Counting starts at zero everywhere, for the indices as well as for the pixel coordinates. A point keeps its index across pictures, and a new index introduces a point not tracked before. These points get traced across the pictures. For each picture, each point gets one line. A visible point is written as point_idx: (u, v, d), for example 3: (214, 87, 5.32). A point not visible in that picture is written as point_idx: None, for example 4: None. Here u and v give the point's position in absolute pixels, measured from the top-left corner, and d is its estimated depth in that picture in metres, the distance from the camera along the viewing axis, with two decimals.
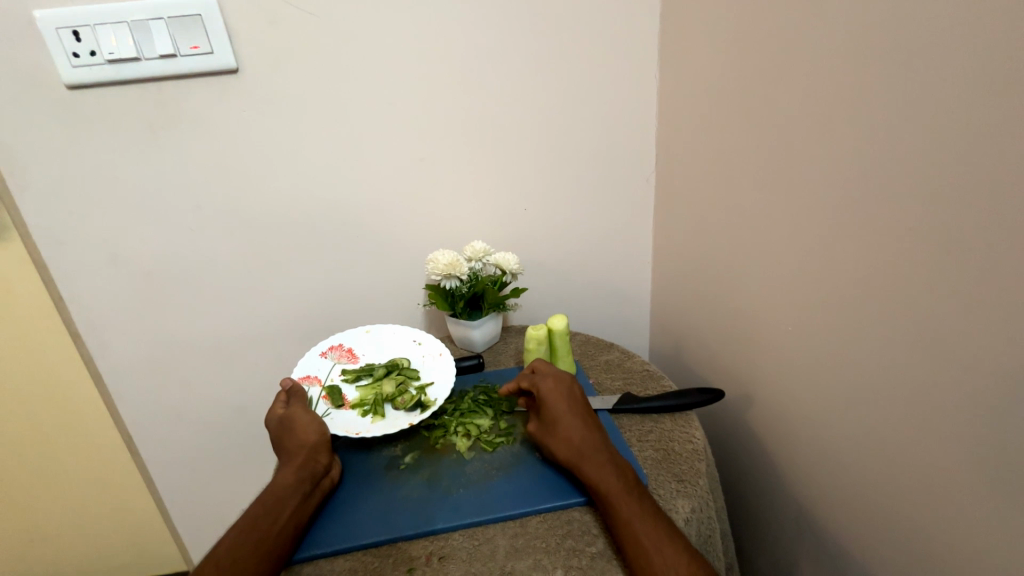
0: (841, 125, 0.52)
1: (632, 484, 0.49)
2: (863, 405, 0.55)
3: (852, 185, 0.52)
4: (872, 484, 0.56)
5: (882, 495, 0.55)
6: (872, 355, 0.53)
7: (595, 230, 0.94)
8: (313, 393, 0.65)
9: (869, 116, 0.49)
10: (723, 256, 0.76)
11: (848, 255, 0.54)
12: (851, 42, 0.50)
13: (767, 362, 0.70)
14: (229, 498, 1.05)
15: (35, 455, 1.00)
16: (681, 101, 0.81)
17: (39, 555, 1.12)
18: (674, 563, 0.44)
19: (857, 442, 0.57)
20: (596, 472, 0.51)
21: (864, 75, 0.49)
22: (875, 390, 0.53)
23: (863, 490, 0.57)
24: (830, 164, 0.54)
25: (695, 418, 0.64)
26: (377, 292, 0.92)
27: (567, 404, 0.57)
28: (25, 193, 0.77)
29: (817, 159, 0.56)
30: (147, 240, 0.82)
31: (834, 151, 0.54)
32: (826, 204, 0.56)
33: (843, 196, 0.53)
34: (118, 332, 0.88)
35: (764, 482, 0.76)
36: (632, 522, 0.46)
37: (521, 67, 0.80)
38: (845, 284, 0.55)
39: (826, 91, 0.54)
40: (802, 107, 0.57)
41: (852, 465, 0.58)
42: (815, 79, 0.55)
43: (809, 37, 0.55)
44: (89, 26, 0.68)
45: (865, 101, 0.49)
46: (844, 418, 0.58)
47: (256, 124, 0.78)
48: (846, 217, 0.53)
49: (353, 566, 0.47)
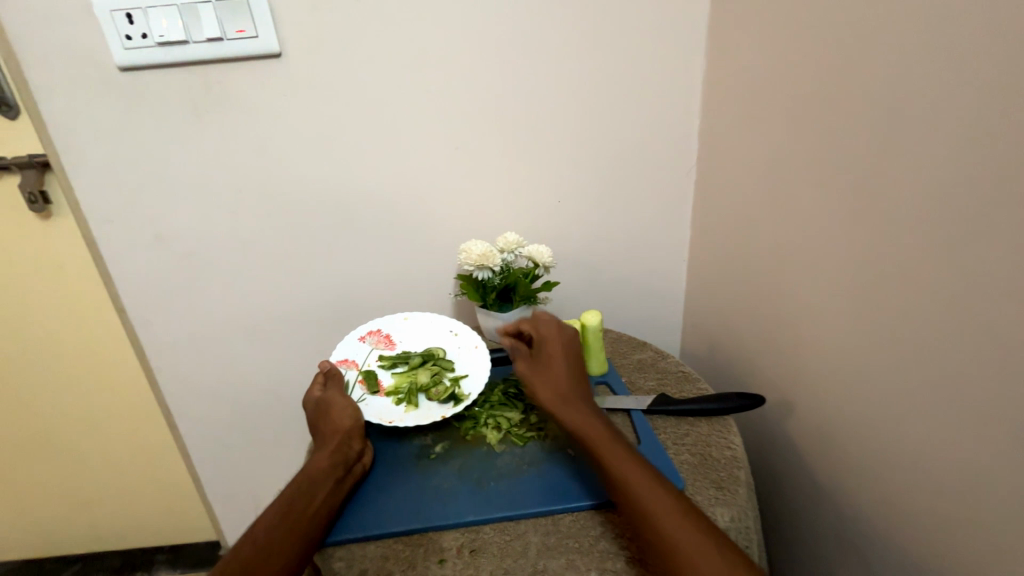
0: (909, 120, 0.48)
1: (601, 420, 0.54)
2: (917, 421, 0.52)
3: (918, 187, 0.48)
4: (923, 506, 0.53)
5: (933, 516, 0.52)
6: (930, 367, 0.50)
7: (631, 225, 0.91)
8: (349, 376, 0.66)
9: (943, 110, 0.45)
10: (765, 257, 0.73)
11: (908, 260, 0.50)
12: (924, 29, 0.46)
13: (811, 370, 0.66)
14: (258, 476, 1.08)
15: (85, 422, 1.06)
16: (727, 93, 0.77)
17: (84, 518, 1.18)
18: (641, 478, 0.47)
19: (907, 458, 0.54)
20: (574, 406, 0.55)
21: (939, 65, 0.45)
22: (932, 407, 0.50)
23: (911, 511, 0.54)
24: (894, 163, 0.51)
25: (733, 424, 0.62)
26: (409, 280, 0.92)
27: (561, 349, 0.63)
28: (79, 174, 0.80)
29: (878, 157, 0.52)
30: (191, 221, 0.85)
31: (897, 147, 0.50)
32: (885, 203, 0.52)
33: (905, 197, 0.50)
34: (160, 310, 0.91)
35: (800, 495, 0.73)
36: (603, 444, 0.51)
37: (560, 55, 0.78)
38: (903, 291, 0.51)
39: (893, 84, 0.50)
40: (863, 99, 0.53)
41: (900, 483, 0.55)
42: (879, 69, 0.51)
43: (877, 26, 0.51)
44: (141, 9, 0.70)
45: (941, 94, 0.45)
46: (894, 433, 0.55)
47: (297, 109, 0.78)
48: (908, 222, 0.50)
49: (384, 553, 0.47)
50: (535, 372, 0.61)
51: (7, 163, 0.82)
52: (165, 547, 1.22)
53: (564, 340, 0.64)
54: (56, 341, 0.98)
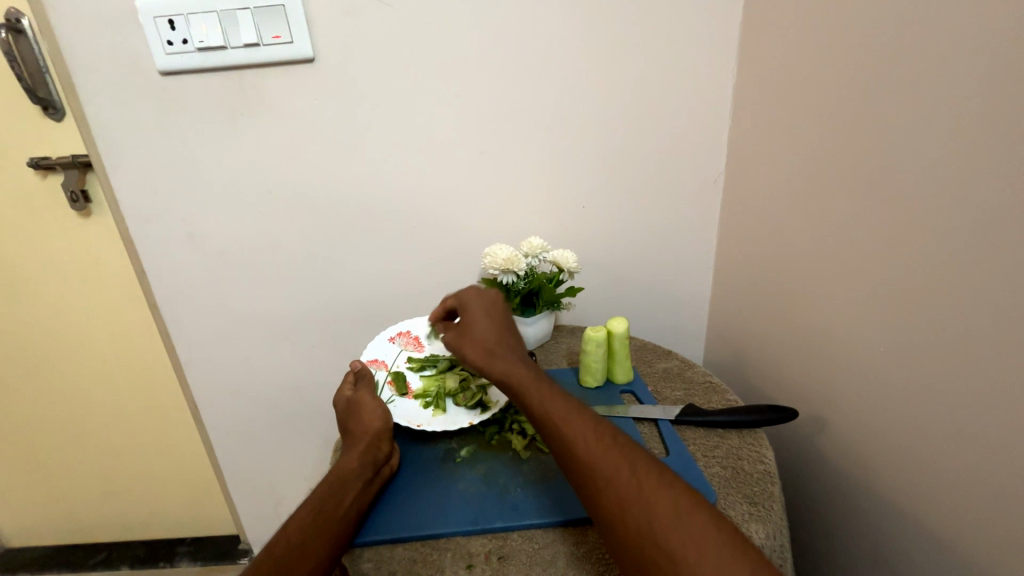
0: (957, 129, 0.47)
1: (532, 373, 0.52)
2: (961, 442, 0.50)
3: (968, 199, 0.46)
4: (967, 531, 0.50)
5: (977, 542, 0.49)
6: (978, 385, 0.47)
7: (656, 232, 0.90)
8: (379, 377, 0.67)
9: (995, 119, 0.44)
10: (796, 266, 0.71)
11: (955, 272, 0.48)
12: (976, 35, 0.44)
13: (844, 385, 0.64)
14: (279, 473, 1.09)
15: (115, 413, 1.09)
16: (758, 100, 0.76)
17: (112, 507, 1.22)
18: (581, 427, 0.46)
19: (950, 480, 0.51)
20: (504, 362, 0.53)
21: (993, 72, 0.43)
22: (979, 428, 0.48)
23: (953, 536, 0.52)
24: (938, 174, 0.49)
25: (765, 439, 0.60)
26: (433, 283, 0.92)
27: (484, 307, 0.60)
28: (118, 174, 0.83)
29: (921, 166, 0.50)
30: (223, 221, 0.87)
31: (944, 155, 0.48)
32: (928, 214, 0.50)
33: (953, 207, 0.48)
34: (190, 307, 0.93)
35: (831, 513, 0.70)
36: (540, 396, 0.49)
37: (588, 60, 0.78)
38: (949, 305, 0.49)
39: (939, 91, 0.48)
40: (905, 107, 0.52)
41: (940, 507, 0.53)
42: (923, 76, 0.49)
43: (922, 32, 0.49)
44: (182, 16, 0.72)
45: (996, 102, 0.43)
46: (935, 452, 0.53)
47: (329, 113, 0.80)
48: (956, 235, 0.48)
49: (412, 556, 0.47)
50: (460, 333, 0.58)
51: (53, 163, 0.86)
52: (187, 539, 1.24)
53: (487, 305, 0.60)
54: (92, 335, 1.01)
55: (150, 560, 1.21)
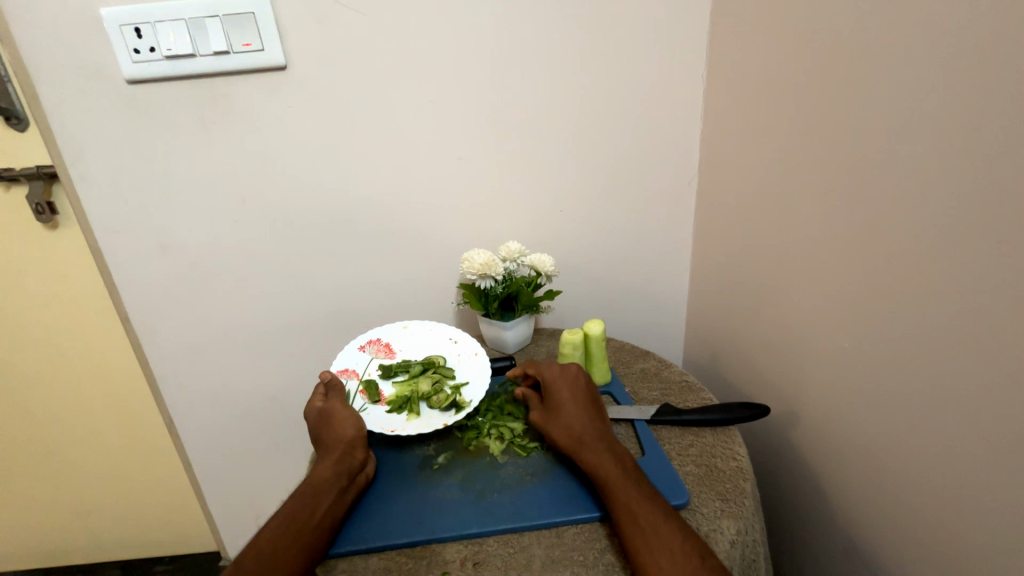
0: (916, 129, 0.49)
1: (625, 471, 0.51)
2: (928, 430, 0.52)
3: (928, 196, 0.49)
4: (936, 516, 0.52)
5: (945, 525, 0.51)
6: (943, 374, 0.49)
7: (632, 234, 0.91)
8: (350, 386, 0.66)
9: (950, 120, 0.46)
10: (770, 265, 0.73)
11: (915, 267, 0.51)
12: (931, 41, 0.47)
13: (816, 379, 0.66)
14: (258, 486, 1.07)
15: (85, 430, 1.06)
16: (730, 102, 0.77)
17: (82, 527, 1.17)
18: (670, 540, 0.44)
19: (917, 466, 0.53)
20: (594, 456, 0.52)
21: (948, 75, 0.46)
22: (944, 416, 0.50)
23: (922, 520, 0.54)
24: (899, 173, 0.51)
25: (739, 435, 0.61)
26: (410, 289, 0.92)
27: (573, 391, 0.60)
28: (84, 184, 0.81)
29: (883, 166, 0.53)
30: (193, 230, 0.85)
31: (901, 156, 0.51)
32: (890, 212, 0.52)
33: (913, 205, 0.50)
34: (161, 318, 0.91)
35: (807, 506, 0.72)
36: (632, 501, 0.48)
37: (560, 66, 0.79)
38: (911, 298, 0.51)
39: (898, 93, 0.50)
40: (867, 109, 0.54)
41: (910, 494, 0.55)
42: (882, 80, 0.52)
43: (881, 38, 0.51)
44: (150, 23, 0.71)
45: (951, 104, 0.46)
46: (902, 441, 0.55)
47: (300, 121, 0.79)
48: (918, 231, 0.50)
49: (387, 565, 0.47)
50: (551, 420, 0.58)
51: (16, 173, 0.83)
52: (165, 557, 1.21)
53: (577, 389, 0.60)
54: (61, 351, 0.98)
55: None
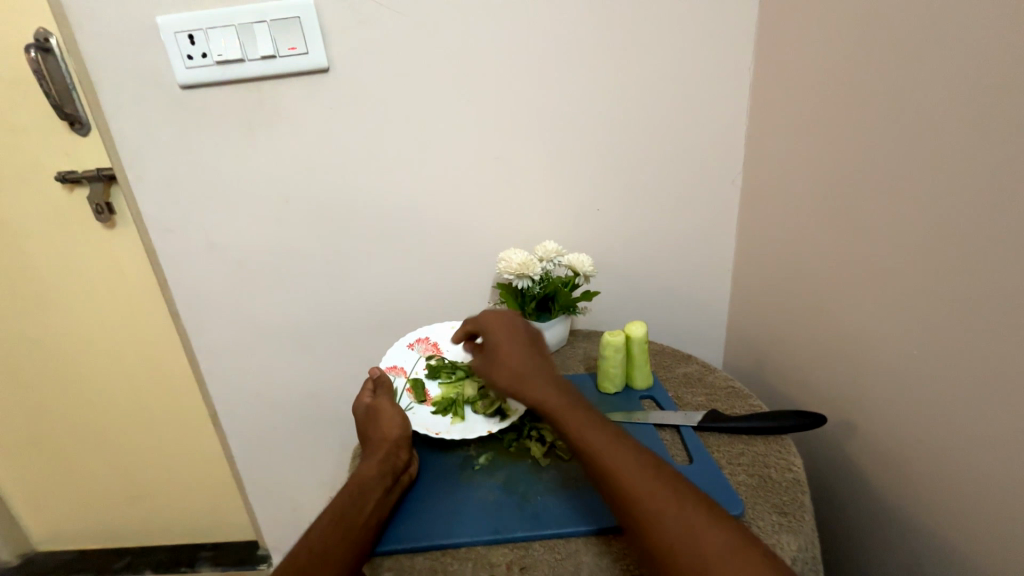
0: (987, 123, 0.46)
1: (572, 402, 0.52)
2: (999, 447, 0.48)
3: (999, 195, 0.45)
4: (1007, 539, 0.48)
5: (1017, 549, 0.48)
6: (1017, 387, 0.46)
7: (673, 234, 0.88)
8: (398, 384, 0.67)
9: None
10: (821, 267, 0.69)
11: (986, 271, 0.47)
12: (1005, 28, 0.43)
13: (872, 389, 0.62)
14: (297, 479, 1.09)
15: (137, 420, 1.11)
16: (777, 97, 0.74)
17: (133, 512, 1.23)
18: (627, 459, 0.46)
19: (986, 484, 0.50)
20: (536, 391, 0.53)
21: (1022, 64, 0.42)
22: (1017, 432, 0.46)
23: (991, 544, 0.50)
24: (967, 170, 0.48)
25: (792, 445, 0.58)
26: (447, 288, 0.92)
27: (509, 329, 0.60)
28: (140, 186, 0.84)
29: (948, 163, 0.49)
30: (241, 230, 0.88)
31: (970, 151, 0.47)
32: (958, 211, 0.49)
33: (984, 204, 0.46)
34: (208, 315, 0.94)
35: (860, 523, 0.68)
36: (581, 427, 0.49)
37: (601, 62, 0.77)
38: (982, 305, 0.48)
39: (967, 85, 0.47)
40: (929, 103, 0.51)
41: (977, 513, 0.51)
42: (949, 70, 0.48)
43: (948, 27, 0.48)
44: (201, 30, 0.74)
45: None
46: (970, 457, 0.51)
47: (342, 121, 0.80)
48: (989, 233, 0.46)
49: (432, 566, 0.47)
50: (490, 361, 0.58)
51: (79, 176, 0.88)
52: (207, 544, 1.25)
53: (510, 325, 0.61)
54: (117, 344, 1.03)
55: (172, 565, 1.22)
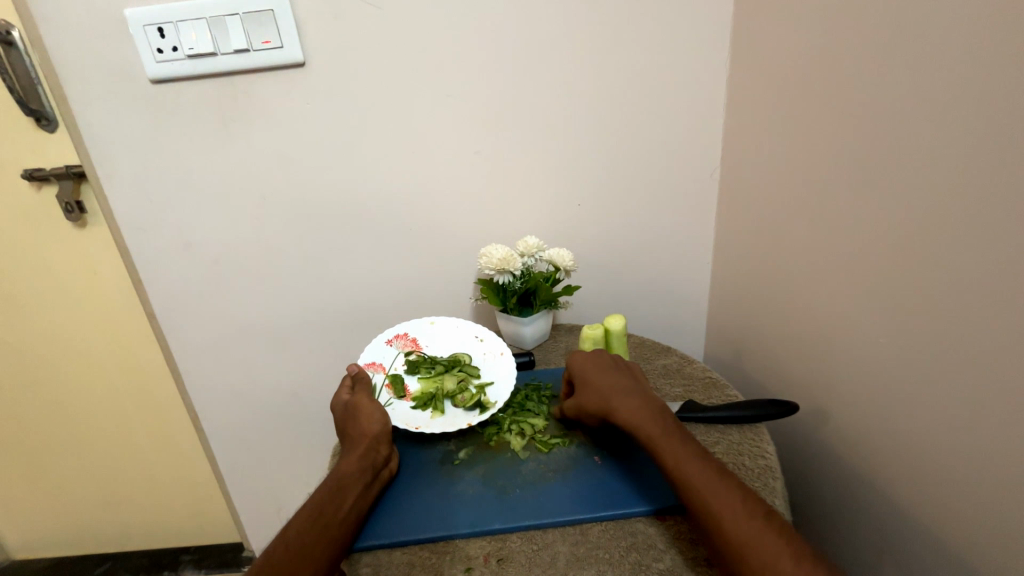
0: (952, 118, 0.47)
1: (657, 416, 0.53)
2: (961, 428, 0.50)
3: (964, 188, 0.47)
4: (969, 516, 0.51)
5: (977, 525, 0.50)
6: (979, 371, 0.48)
7: (652, 228, 0.89)
8: (376, 380, 0.66)
9: (988, 108, 0.44)
10: (797, 259, 0.70)
11: (951, 260, 0.49)
12: (971, 27, 0.45)
13: (844, 377, 0.64)
14: (280, 479, 1.09)
15: (113, 422, 1.09)
16: (755, 92, 0.75)
17: (111, 517, 1.21)
18: (703, 470, 0.46)
19: (949, 465, 0.52)
20: (623, 405, 0.55)
21: (986, 60, 0.44)
22: (979, 414, 0.48)
23: (954, 521, 0.52)
24: (933, 164, 0.49)
25: (766, 433, 0.60)
26: (428, 284, 0.92)
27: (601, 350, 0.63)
28: (110, 183, 0.82)
29: (916, 156, 0.51)
30: (216, 227, 0.86)
31: (936, 145, 0.49)
32: (924, 203, 0.51)
33: (948, 196, 0.48)
34: (185, 314, 0.92)
35: (833, 507, 0.70)
36: (663, 440, 0.50)
37: (578, 57, 0.77)
38: (947, 293, 0.50)
39: (934, 81, 0.49)
40: (898, 98, 0.52)
41: (940, 493, 0.53)
42: (917, 66, 0.50)
43: (915, 24, 0.50)
44: (173, 23, 0.72)
45: (988, 92, 0.44)
46: (935, 438, 0.53)
47: (318, 117, 0.79)
48: (954, 223, 0.48)
49: (410, 560, 0.47)
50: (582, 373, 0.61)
51: (47, 173, 0.86)
52: (189, 547, 1.24)
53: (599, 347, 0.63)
54: (91, 346, 1.01)
55: (154, 570, 1.21)
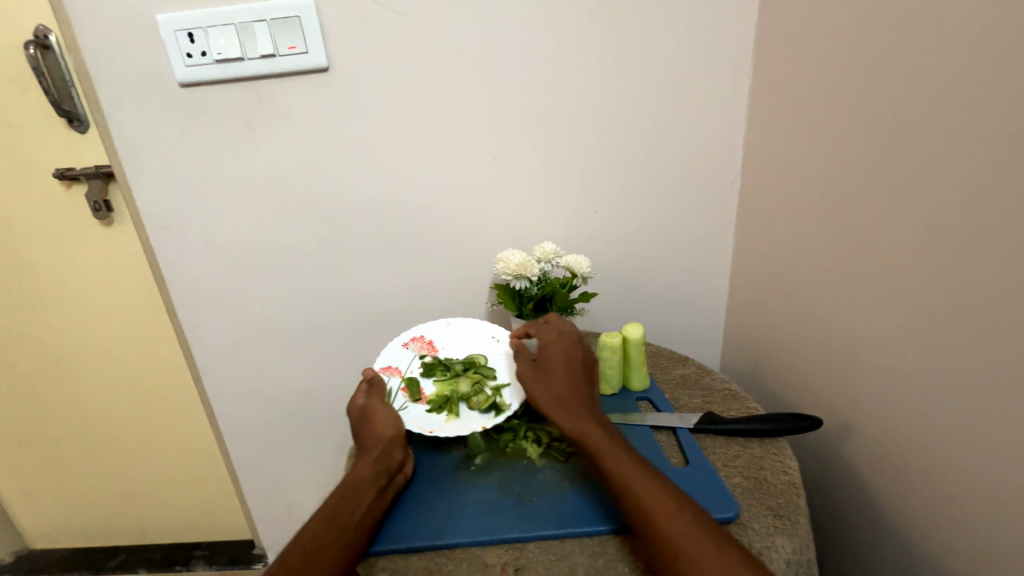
0: (976, 131, 0.46)
1: (613, 438, 0.52)
2: (986, 449, 0.49)
3: (989, 201, 0.46)
4: (995, 538, 0.49)
5: (1005, 548, 0.48)
6: (1004, 389, 0.47)
7: (670, 236, 0.89)
8: (392, 384, 0.65)
9: (1011, 121, 0.43)
10: (820, 270, 0.68)
11: (976, 275, 0.48)
12: (996, 38, 0.44)
13: (865, 392, 0.63)
14: (293, 479, 1.09)
15: (132, 416, 1.11)
16: (777, 99, 0.74)
17: (127, 511, 1.23)
18: (662, 497, 0.46)
19: (973, 485, 0.51)
20: (581, 423, 0.53)
21: (1011, 72, 0.43)
22: (1004, 433, 0.47)
23: (979, 543, 0.51)
24: (957, 177, 0.48)
25: (787, 447, 0.59)
26: (444, 288, 0.92)
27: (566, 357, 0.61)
28: (137, 184, 0.84)
29: (938, 169, 0.50)
30: (239, 228, 0.88)
31: (959, 158, 0.48)
32: (947, 216, 0.50)
33: (973, 209, 0.47)
34: (205, 313, 0.94)
35: (854, 524, 0.68)
36: (622, 462, 0.49)
37: (600, 64, 0.77)
38: (970, 308, 0.49)
39: (956, 93, 0.48)
40: (921, 110, 0.51)
41: (965, 514, 0.52)
42: (941, 77, 0.49)
43: (940, 35, 0.49)
44: (201, 28, 0.74)
45: (1011, 104, 0.43)
46: (958, 458, 0.52)
47: (342, 120, 0.80)
48: (979, 237, 0.47)
49: (427, 566, 0.47)
50: (537, 385, 0.59)
51: (77, 173, 0.88)
52: (202, 543, 1.25)
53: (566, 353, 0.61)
54: (114, 342, 1.03)
55: (167, 565, 1.22)
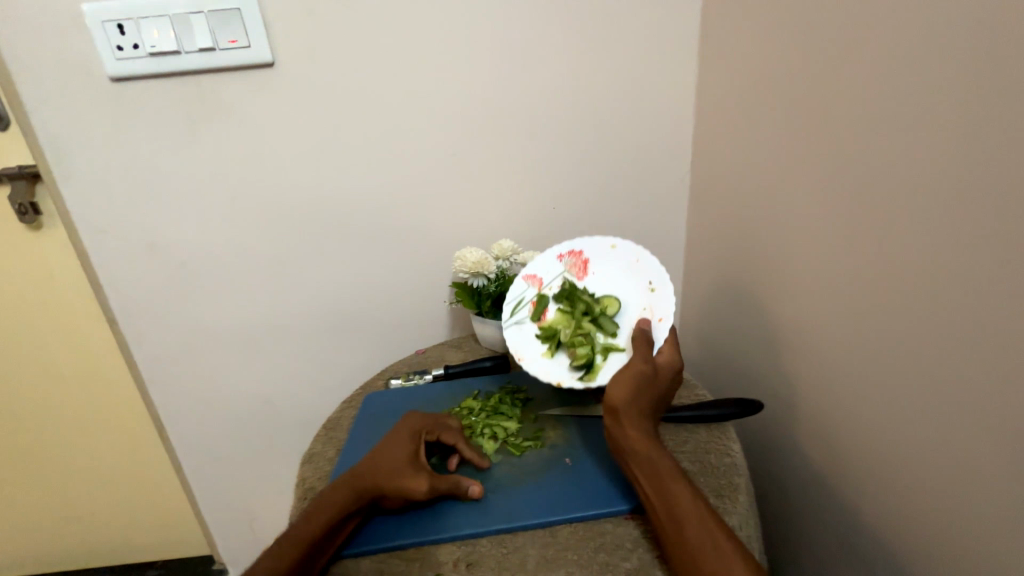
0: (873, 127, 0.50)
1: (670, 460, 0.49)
2: (893, 422, 0.53)
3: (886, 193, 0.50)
4: (903, 504, 0.53)
5: (911, 513, 0.53)
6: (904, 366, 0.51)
7: (624, 231, 0.91)
8: (528, 293, 0.69)
9: (901, 119, 0.47)
10: (759, 262, 0.72)
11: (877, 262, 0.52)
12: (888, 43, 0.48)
13: (799, 375, 0.67)
14: (251, 489, 1.05)
15: (72, 432, 1.04)
16: (718, 98, 0.77)
17: (71, 534, 1.16)
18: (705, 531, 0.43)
19: (884, 455, 0.55)
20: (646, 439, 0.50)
21: (899, 74, 0.47)
22: (906, 406, 0.51)
23: (892, 510, 0.55)
24: (862, 170, 0.52)
25: (731, 431, 0.61)
26: (404, 287, 0.91)
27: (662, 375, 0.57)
28: (66, 185, 0.79)
29: (848, 163, 0.54)
30: (183, 230, 0.84)
31: (862, 153, 0.52)
32: (855, 208, 0.54)
33: (875, 200, 0.51)
34: (148, 320, 0.89)
35: (794, 501, 0.72)
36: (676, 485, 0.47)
37: (550, 61, 0.78)
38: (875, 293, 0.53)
39: (857, 93, 0.52)
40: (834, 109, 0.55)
41: (880, 483, 0.56)
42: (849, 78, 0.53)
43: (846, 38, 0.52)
44: (133, 20, 0.70)
45: (902, 103, 0.47)
46: (873, 431, 0.56)
47: (292, 117, 0.78)
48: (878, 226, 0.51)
49: (379, 568, 0.47)
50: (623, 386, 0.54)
51: None
52: (156, 562, 1.20)
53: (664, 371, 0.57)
54: (49, 354, 0.96)
55: None
